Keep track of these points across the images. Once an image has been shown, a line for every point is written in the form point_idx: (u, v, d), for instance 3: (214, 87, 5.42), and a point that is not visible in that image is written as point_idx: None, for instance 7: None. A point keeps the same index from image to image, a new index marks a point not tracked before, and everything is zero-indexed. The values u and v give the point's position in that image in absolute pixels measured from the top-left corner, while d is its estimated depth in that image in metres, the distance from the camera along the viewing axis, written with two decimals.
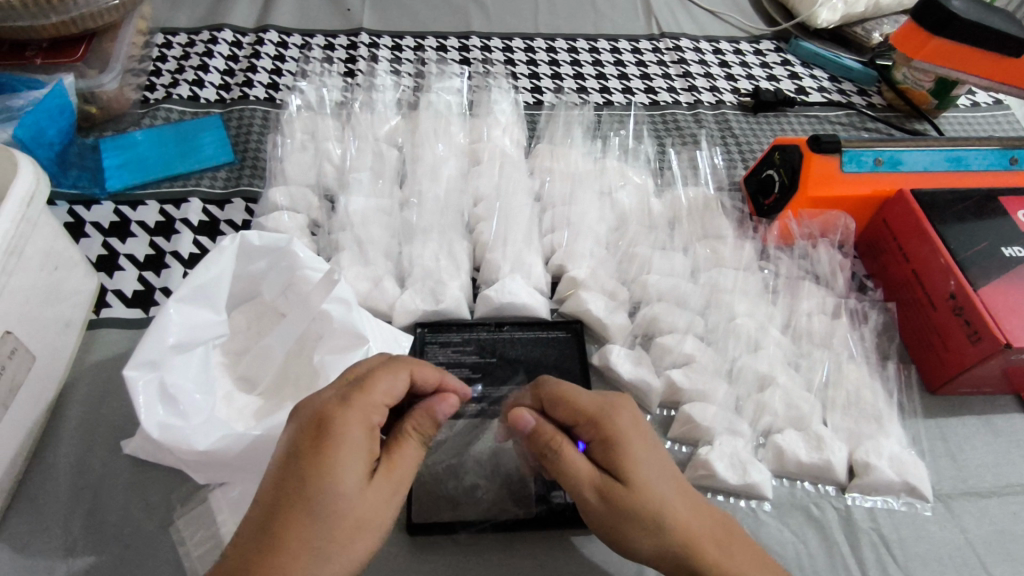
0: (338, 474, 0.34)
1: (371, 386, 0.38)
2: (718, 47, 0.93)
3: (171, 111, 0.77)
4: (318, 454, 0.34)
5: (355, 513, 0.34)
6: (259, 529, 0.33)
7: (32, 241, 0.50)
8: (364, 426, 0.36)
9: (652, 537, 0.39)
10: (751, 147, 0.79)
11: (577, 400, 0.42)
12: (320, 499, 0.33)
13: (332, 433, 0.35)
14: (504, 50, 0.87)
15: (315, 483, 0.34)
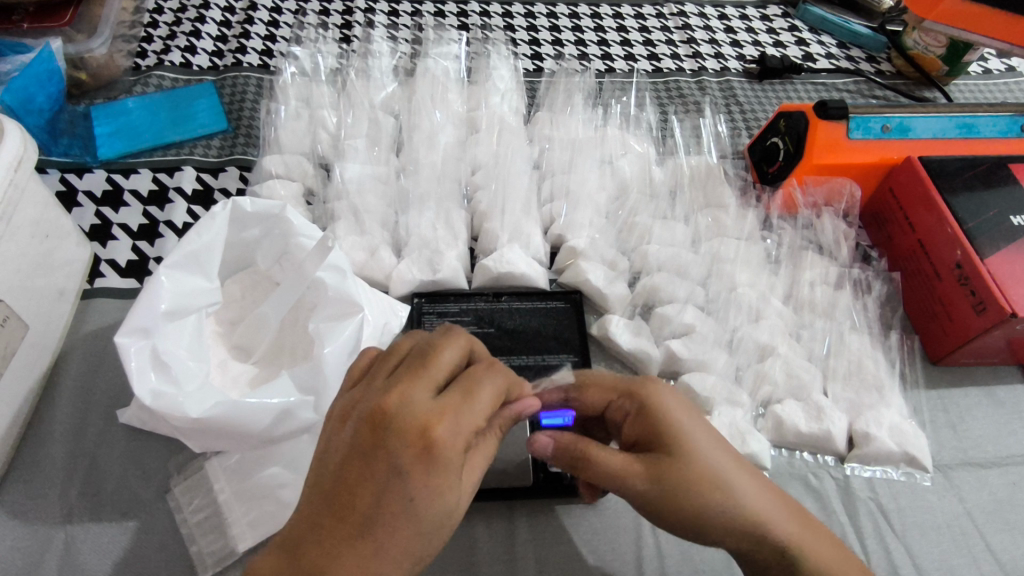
0: (442, 485, 0.32)
1: (473, 390, 0.34)
2: (724, 12, 0.91)
3: (163, 78, 0.76)
4: (417, 468, 0.31)
5: (451, 518, 0.33)
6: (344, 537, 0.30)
7: (20, 208, 0.50)
8: (466, 436, 0.33)
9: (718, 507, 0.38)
10: (756, 115, 0.77)
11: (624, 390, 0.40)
12: (422, 511, 0.31)
13: (433, 449, 0.31)
14: (504, 15, 0.84)
15: (410, 494, 0.31)
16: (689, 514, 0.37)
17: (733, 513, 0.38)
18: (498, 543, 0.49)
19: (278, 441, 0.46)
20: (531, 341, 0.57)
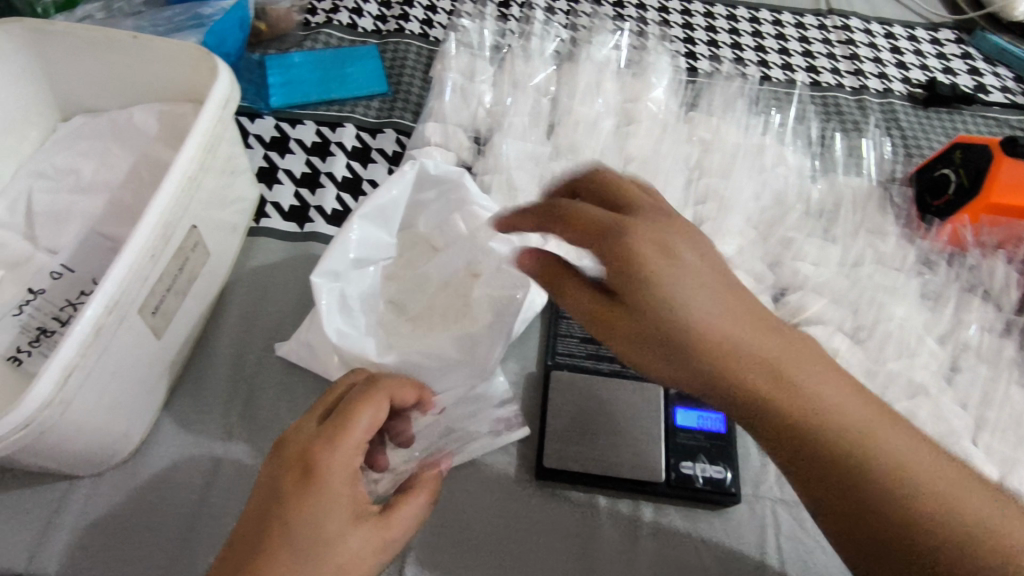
0: (326, 517, 0.36)
1: (351, 421, 0.39)
2: (891, 31, 0.87)
3: (331, 36, 0.79)
4: (295, 495, 0.36)
5: (344, 553, 0.37)
6: (244, 551, 0.35)
7: (225, 141, 0.54)
8: (345, 467, 0.38)
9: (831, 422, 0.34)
10: (920, 142, 0.73)
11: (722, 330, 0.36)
12: (307, 540, 0.35)
13: (315, 468, 0.37)
14: (661, 10, 0.84)
15: (292, 518, 0.36)
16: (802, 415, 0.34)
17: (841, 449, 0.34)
18: (621, 533, 0.50)
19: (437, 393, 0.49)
20: None
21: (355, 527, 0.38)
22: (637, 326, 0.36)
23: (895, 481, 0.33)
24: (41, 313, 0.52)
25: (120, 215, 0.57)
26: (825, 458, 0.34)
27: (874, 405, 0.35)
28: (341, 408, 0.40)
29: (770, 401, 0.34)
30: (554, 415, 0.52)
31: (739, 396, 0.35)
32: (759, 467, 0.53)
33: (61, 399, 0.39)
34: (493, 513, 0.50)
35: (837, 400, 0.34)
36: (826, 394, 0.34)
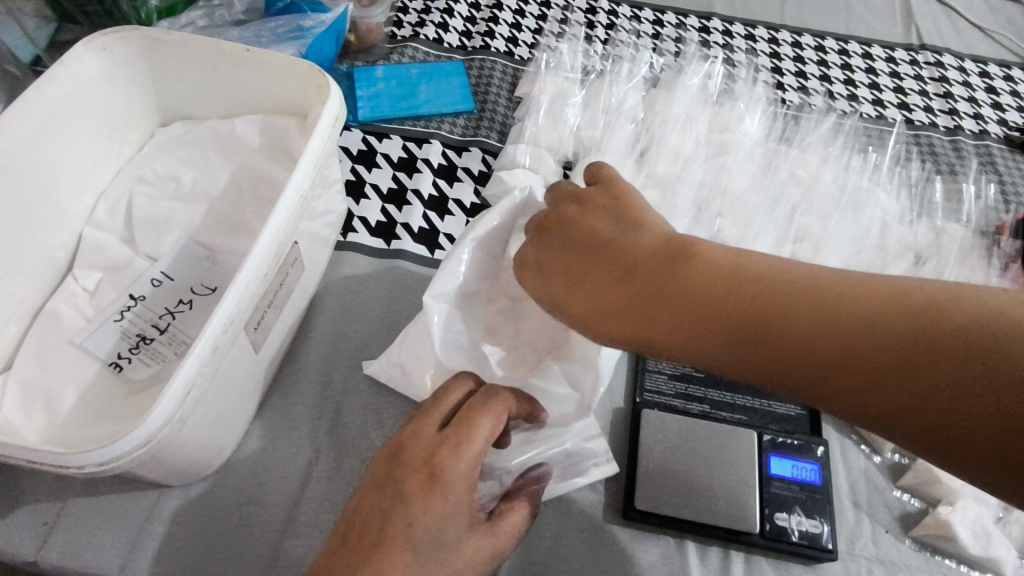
0: (441, 523, 0.36)
1: (473, 424, 0.38)
2: (985, 70, 0.84)
3: (417, 50, 0.79)
4: (421, 499, 0.36)
5: (454, 560, 0.36)
6: (365, 553, 0.35)
7: (330, 159, 0.54)
8: (467, 474, 0.37)
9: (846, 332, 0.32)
10: (1020, 189, 0.71)
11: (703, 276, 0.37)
12: (422, 544, 0.35)
13: (442, 478, 0.36)
14: (747, 38, 0.83)
15: (419, 526, 0.35)
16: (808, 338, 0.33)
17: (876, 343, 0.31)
18: None
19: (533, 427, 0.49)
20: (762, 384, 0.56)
21: (467, 534, 0.37)
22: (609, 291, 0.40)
23: (906, 346, 0.30)
24: (141, 320, 0.52)
25: (217, 225, 0.58)
26: (812, 367, 0.32)
27: (889, 284, 0.33)
28: (465, 415, 0.38)
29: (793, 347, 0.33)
30: (645, 455, 0.51)
31: (708, 329, 0.35)
32: (854, 521, 0.51)
33: (179, 415, 0.39)
34: (582, 553, 0.49)
35: (822, 294, 0.34)
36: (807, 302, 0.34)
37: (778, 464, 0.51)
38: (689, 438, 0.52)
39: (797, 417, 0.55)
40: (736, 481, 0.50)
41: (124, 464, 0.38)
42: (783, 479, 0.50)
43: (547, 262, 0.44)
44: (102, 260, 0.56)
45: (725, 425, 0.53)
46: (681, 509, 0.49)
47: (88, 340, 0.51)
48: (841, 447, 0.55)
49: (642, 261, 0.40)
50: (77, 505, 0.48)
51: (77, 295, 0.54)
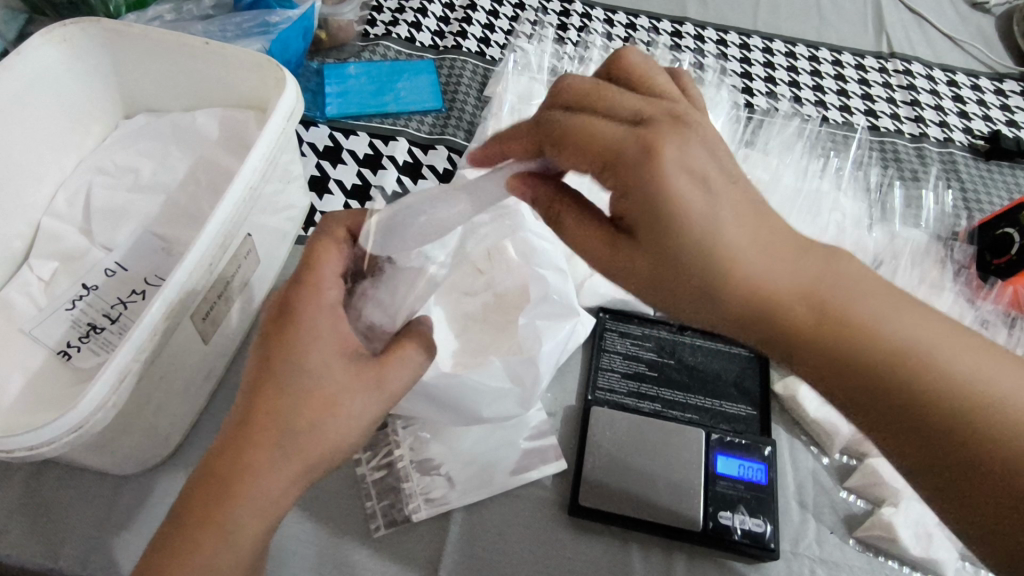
0: (299, 354, 0.38)
1: (318, 264, 0.41)
2: (954, 78, 0.85)
3: (389, 48, 0.79)
4: (276, 338, 0.38)
5: (324, 392, 0.38)
6: (244, 397, 0.37)
7: (288, 154, 0.55)
8: (322, 309, 0.39)
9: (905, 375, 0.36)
10: (980, 197, 0.71)
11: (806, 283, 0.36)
12: (286, 377, 0.37)
13: (293, 311, 0.38)
14: (718, 43, 0.84)
15: (282, 359, 0.37)
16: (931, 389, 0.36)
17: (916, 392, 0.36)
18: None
19: (478, 422, 0.50)
20: (713, 384, 0.56)
21: (340, 365, 0.39)
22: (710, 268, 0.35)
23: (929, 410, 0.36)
24: (92, 309, 0.52)
25: (174, 217, 0.58)
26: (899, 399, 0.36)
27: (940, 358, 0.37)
28: (307, 256, 0.41)
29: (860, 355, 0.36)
30: (592, 452, 0.51)
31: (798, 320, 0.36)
32: (799, 522, 0.51)
33: (115, 401, 0.40)
34: (525, 549, 0.49)
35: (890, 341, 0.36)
36: (936, 357, 0.37)
37: (723, 461, 0.51)
38: (635, 435, 0.52)
39: (747, 417, 0.55)
40: (680, 481, 0.50)
41: (54, 448, 0.38)
42: (728, 476, 0.51)
43: (723, 185, 0.36)
44: (58, 250, 0.56)
45: (676, 426, 0.53)
46: (623, 506, 0.49)
47: (38, 329, 0.51)
48: (790, 448, 0.55)
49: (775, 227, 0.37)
50: (20, 493, 0.48)
51: (31, 284, 0.54)
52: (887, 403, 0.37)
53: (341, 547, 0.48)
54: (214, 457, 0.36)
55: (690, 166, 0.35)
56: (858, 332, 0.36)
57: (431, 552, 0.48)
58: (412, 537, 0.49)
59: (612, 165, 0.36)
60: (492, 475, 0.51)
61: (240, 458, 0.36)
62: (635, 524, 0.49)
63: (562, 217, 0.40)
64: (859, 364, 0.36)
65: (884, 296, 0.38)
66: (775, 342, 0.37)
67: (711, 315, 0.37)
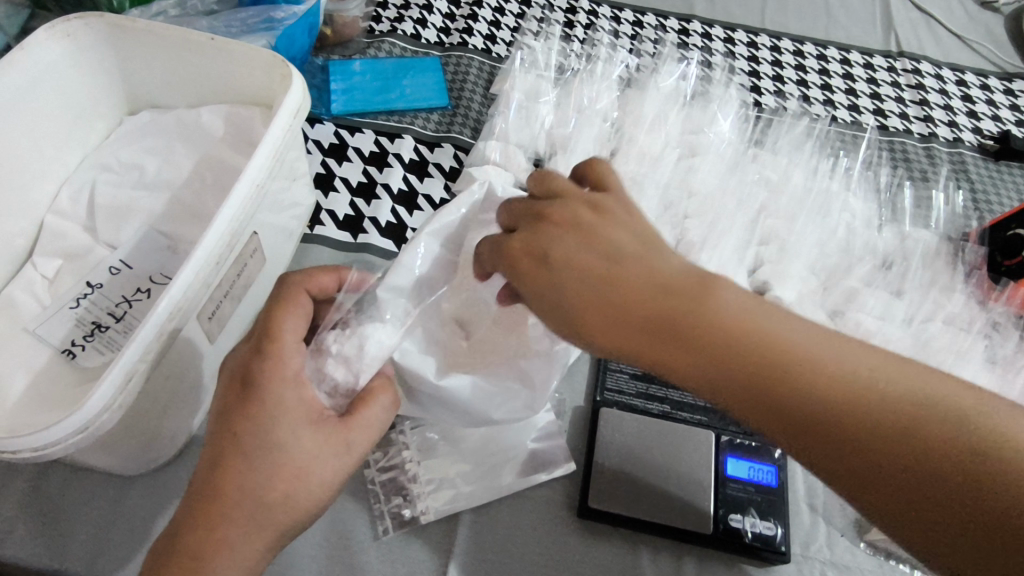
0: (263, 427, 0.38)
1: (279, 332, 0.40)
2: (963, 78, 0.84)
3: (394, 45, 0.78)
4: (240, 409, 0.38)
5: (292, 461, 0.38)
6: (209, 470, 0.37)
7: (294, 151, 0.54)
8: (286, 377, 0.39)
9: (856, 414, 0.32)
10: (989, 198, 0.71)
11: (731, 320, 0.36)
12: (251, 451, 0.37)
13: (256, 382, 0.38)
14: (725, 41, 0.84)
15: (247, 436, 0.37)
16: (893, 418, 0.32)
17: (866, 407, 0.32)
18: None
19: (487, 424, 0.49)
20: None
21: (306, 432, 0.39)
22: (624, 318, 0.37)
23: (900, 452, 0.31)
24: (97, 308, 0.52)
25: (179, 214, 0.57)
26: (857, 452, 0.32)
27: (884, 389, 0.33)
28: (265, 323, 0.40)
29: (807, 398, 0.33)
30: (602, 454, 0.51)
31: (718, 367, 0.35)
32: (809, 524, 0.51)
33: (121, 402, 0.39)
34: (534, 551, 0.48)
35: (833, 382, 0.33)
36: (886, 393, 0.33)
37: (733, 466, 0.51)
38: (643, 437, 0.51)
39: None
40: (690, 484, 0.50)
41: (60, 450, 0.37)
42: (738, 479, 0.50)
43: (616, 231, 0.40)
44: (62, 248, 0.55)
45: (685, 428, 0.52)
46: (632, 509, 0.49)
47: (42, 327, 0.50)
48: None
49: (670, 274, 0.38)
50: (25, 493, 0.48)
51: (35, 282, 0.53)
52: (830, 440, 0.32)
53: (349, 549, 0.47)
54: (190, 527, 0.36)
55: (592, 210, 0.42)
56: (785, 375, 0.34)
57: (439, 554, 0.48)
58: (420, 539, 0.48)
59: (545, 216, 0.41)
60: (500, 476, 0.50)
61: (212, 532, 0.36)
62: (644, 527, 0.49)
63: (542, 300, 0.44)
64: (776, 389, 0.34)
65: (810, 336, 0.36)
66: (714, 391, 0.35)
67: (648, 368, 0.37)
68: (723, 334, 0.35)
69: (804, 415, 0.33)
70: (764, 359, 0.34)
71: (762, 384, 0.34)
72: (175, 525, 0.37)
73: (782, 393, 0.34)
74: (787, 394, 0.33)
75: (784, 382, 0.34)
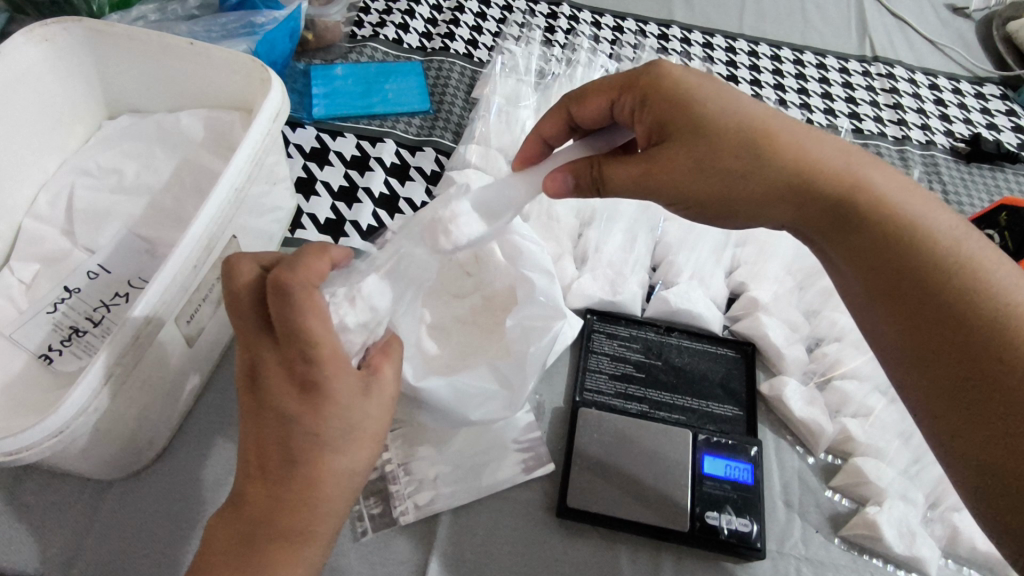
0: (338, 415, 0.36)
1: (314, 332, 0.35)
2: (936, 82, 0.86)
3: (376, 50, 0.79)
4: (308, 410, 0.36)
5: (367, 431, 0.38)
6: (285, 467, 0.36)
7: (273, 155, 0.54)
8: (343, 368, 0.37)
9: (926, 247, 0.40)
10: (961, 200, 0.72)
11: (823, 159, 0.42)
12: (337, 438, 0.37)
13: (318, 383, 0.36)
14: (704, 46, 0.85)
15: (308, 421, 0.36)
16: (958, 283, 0.39)
17: (937, 245, 0.40)
18: None
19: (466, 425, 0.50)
20: (701, 385, 0.56)
21: (368, 405, 0.38)
22: (740, 158, 0.41)
23: (951, 298, 0.39)
24: (74, 312, 0.52)
25: (158, 218, 0.57)
26: (925, 286, 0.40)
27: (948, 239, 0.41)
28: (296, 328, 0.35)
29: (886, 228, 0.41)
30: (580, 454, 0.51)
31: (812, 198, 0.42)
32: (785, 521, 0.52)
33: (96, 405, 0.39)
34: (513, 550, 0.49)
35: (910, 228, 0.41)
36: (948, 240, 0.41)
37: (710, 464, 0.52)
38: (620, 437, 0.52)
39: (733, 418, 0.55)
40: (667, 482, 0.50)
41: (31, 455, 0.37)
42: (715, 477, 0.51)
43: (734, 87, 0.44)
44: (40, 252, 0.55)
45: (663, 428, 0.53)
46: (610, 506, 0.49)
47: (18, 332, 0.50)
48: (776, 449, 0.55)
49: (788, 125, 0.43)
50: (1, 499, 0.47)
51: (12, 287, 0.53)
52: (893, 270, 0.41)
53: None
54: (277, 524, 0.36)
55: (694, 73, 0.43)
56: (895, 222, 0.41)
57: (419, 555, 0.48)
58: (399, 540, 0.49)
59: (630, 87, 0.43)
60: (480, 476, 0.51)
61: (311, 519, 0.36)
62: (621, 525, 0.49)
63: (606, 168, 0.42)
64: (859, 217, 0.42)
65: (904, 184, 0.43)
66: (815, 211, 0.42)
67: (756, 195, 0.42)
68: (830, 181, 0.42)
69: (887, 248, 0.41)
70: (866, 199, 0.42)
71: (849, 217, 0.42)
72: (239, 515, 0.37)
73: (866, 221, 0.41)
74: (872, 225, 0.41)
75: (873, 219, 0.41)
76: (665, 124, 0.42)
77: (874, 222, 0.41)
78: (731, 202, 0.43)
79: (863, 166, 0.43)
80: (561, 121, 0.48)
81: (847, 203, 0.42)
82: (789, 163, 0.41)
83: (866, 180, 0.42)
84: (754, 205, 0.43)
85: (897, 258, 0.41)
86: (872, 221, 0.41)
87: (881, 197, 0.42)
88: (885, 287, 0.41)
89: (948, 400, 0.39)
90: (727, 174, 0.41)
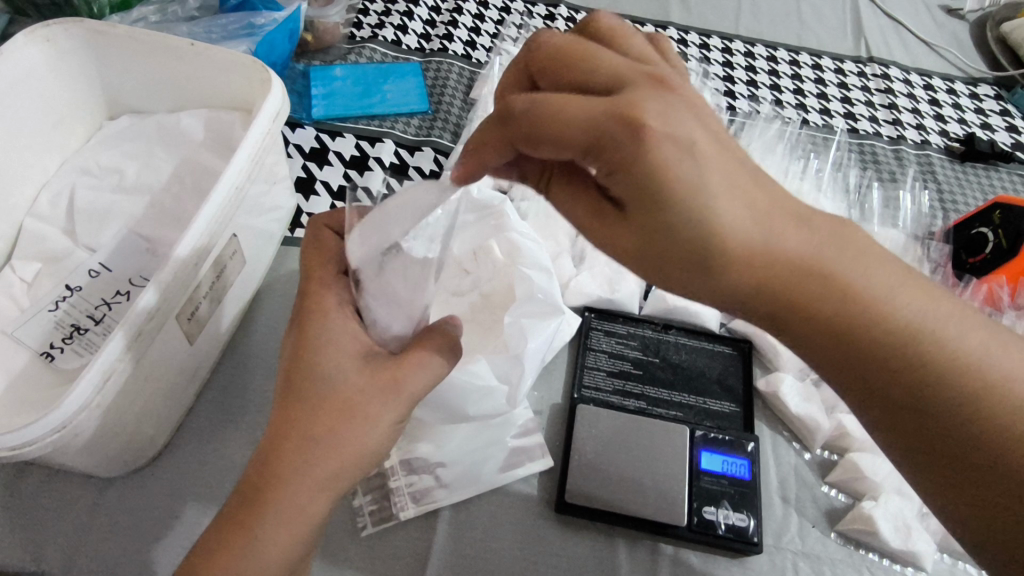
0: (315, 366, 0.39)
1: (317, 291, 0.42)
2: (930, 83, 0.86)
3: (375, 51, 0.79)
4: (295, 359, 0.40)
5: (342, 394, 0.39)
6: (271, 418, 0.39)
7: (273, 155, 0.55)
8: (339, 327, 0.41)
9: (894, 346, 0.37)
10: (955, 199, 0.73)
11: (787, 251, 0.36)
12: (310, 390, 0.39)
13: (306, 332, 0.41)
14: (701, 47, 0.86)
15: (291, 374, 0.40)
16: (931, 384, 0.36)
17: (908, 344, 0.37)
18: None
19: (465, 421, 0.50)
20: (698, 382, 0.57)
21: (357, 371, 0.40)
22: (692, 260, 0.36)
23: (925, 395, 0.37)
24: (76, 310, 0.52)
25: (159, 217, 0.58)
26: (895, 387, 0.37)
27: (921, 329, 0.37)
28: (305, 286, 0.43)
29: (857, 330, 0.37)
30: (578, 450, 0.52)
31: (773, 300, 0.37)
32: (781, 516, 0.52)
33: (98, 401, 0.39)
34: (512, 545, 0.49)
35: (876, 322, 0.37)
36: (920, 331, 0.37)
37: (708, 459, 0.52)
38: (618, 434, 0.52)
39: (730, 414, 0.56)
40: (664, 477, 0.51)
41: (34, 449, 0.38)
42: (712, 471, 0.51)
43: (699, 146, 0.34)
44: (41, 251, 0.56)
45: (662, 424, 0.53)
46: (608, 502, 0.49)
47: (20, 330, 0.51)
48: (772, 444, 0.56)
49: (745, 210, 0.35)
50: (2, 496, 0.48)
51: (13, 285, 0.54)
52: (863, 367, 0.37)
53: (328, 545, 0.48)
54: (249, 474, 0.38)
55: (661, 132, 0.34)
56: (860, 319, 0.36)
57: (418, 550, 0.49)
58: (399, 535, 0.49)
59: (592, 143, 0.35)
60: (479, 473, 0.51)
61: (272, 471, 0.37)
62: (619, 520, 0.49)
63: (554, 185, 0.42)
64: (825, 319, 0.37)
65: (874, 259, 0.37)
66: (773, 313, 0.37)
67: (708, 292, 0.37)
68: (799, 279, 0.36)
69: (854, 348, 0.37)
70: (833, 297, 0.36)
71: (814, 319, 0.37)
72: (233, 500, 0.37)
73: (834, 324, 0.37)
74: (839, 325, 0.37)
75: (839, 319, 0.37)
76: (623, 198, 0.36)
77: (839, 325, 0.37)
78: (683, 291, 0.38)
79: (844, 249, 0.37)
80: (504, 146, 0.39)
81: (812, 303, 0.36)
82: (745, 259, 0.35)
83: (847, 269, 0.37)
84: (710, 300, 0.38)
85: (864, 360, 0.37)
86: (839, 324, 0.37)
87: (848, 288, 0.36)
88: (860, 384, 0.38)
89: (933, 482, 0.38)
90: (678, 276, 0.37)
